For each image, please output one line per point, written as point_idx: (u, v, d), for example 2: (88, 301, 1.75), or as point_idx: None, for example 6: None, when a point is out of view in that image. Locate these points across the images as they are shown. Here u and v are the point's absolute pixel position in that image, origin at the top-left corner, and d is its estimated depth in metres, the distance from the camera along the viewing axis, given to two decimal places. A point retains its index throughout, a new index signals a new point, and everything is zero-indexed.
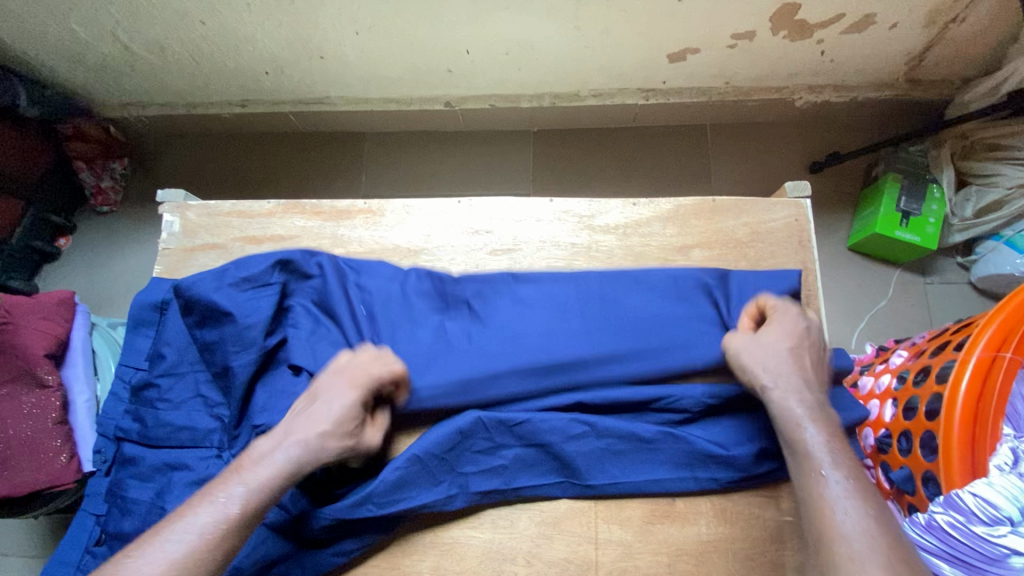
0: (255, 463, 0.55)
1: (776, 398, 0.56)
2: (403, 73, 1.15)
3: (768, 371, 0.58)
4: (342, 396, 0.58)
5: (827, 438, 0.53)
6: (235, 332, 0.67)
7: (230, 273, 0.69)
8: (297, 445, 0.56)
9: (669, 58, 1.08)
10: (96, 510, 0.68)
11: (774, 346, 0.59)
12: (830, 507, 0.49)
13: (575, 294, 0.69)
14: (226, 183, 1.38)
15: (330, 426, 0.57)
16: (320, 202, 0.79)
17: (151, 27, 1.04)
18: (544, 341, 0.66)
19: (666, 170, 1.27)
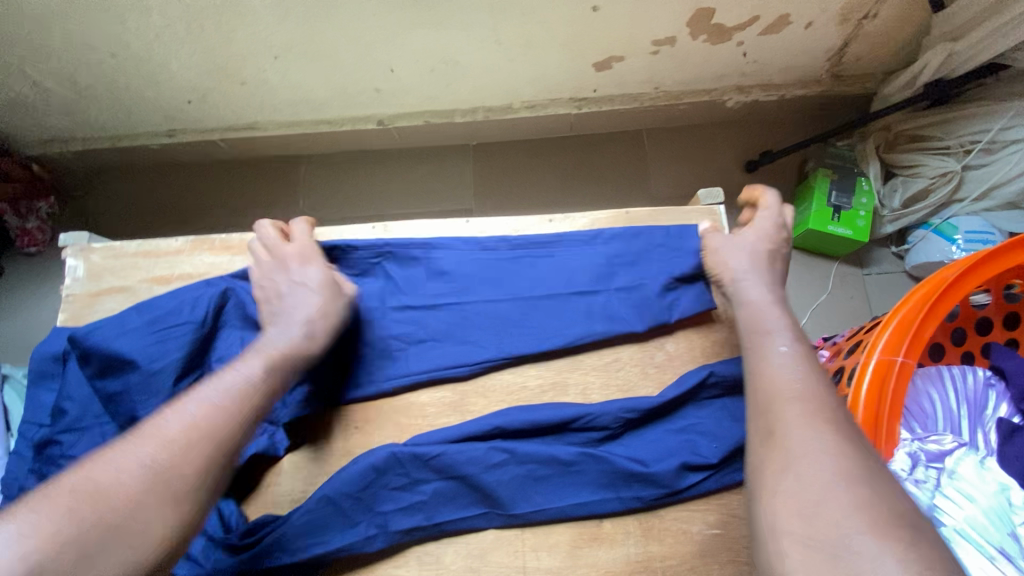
0: (276, 342, 0.59)
1: (744, 284, 0.61)
2: (328, 95, 1.12)
3: (734, 264, 0.63)
4: (307, 269, 0.65)
5: (786, 323, 0.56)
6: (140, 379, 0.63)
7: (129, 317, 0.66)
8: (306, 320, 0.61)
9: (596, 67, 1.08)
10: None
11: (746, 243, 0.64)
12: (784, 370, 0.51)
13: (487, 262, 0.72)
14: (161, 217, 1.33)
15: (321, 296, 0.63)
16: (229, 236, 0.76)
17: (58, 62, 1.00)
18: (460, 323, 0.69)
19: (607, 178, 1.27)
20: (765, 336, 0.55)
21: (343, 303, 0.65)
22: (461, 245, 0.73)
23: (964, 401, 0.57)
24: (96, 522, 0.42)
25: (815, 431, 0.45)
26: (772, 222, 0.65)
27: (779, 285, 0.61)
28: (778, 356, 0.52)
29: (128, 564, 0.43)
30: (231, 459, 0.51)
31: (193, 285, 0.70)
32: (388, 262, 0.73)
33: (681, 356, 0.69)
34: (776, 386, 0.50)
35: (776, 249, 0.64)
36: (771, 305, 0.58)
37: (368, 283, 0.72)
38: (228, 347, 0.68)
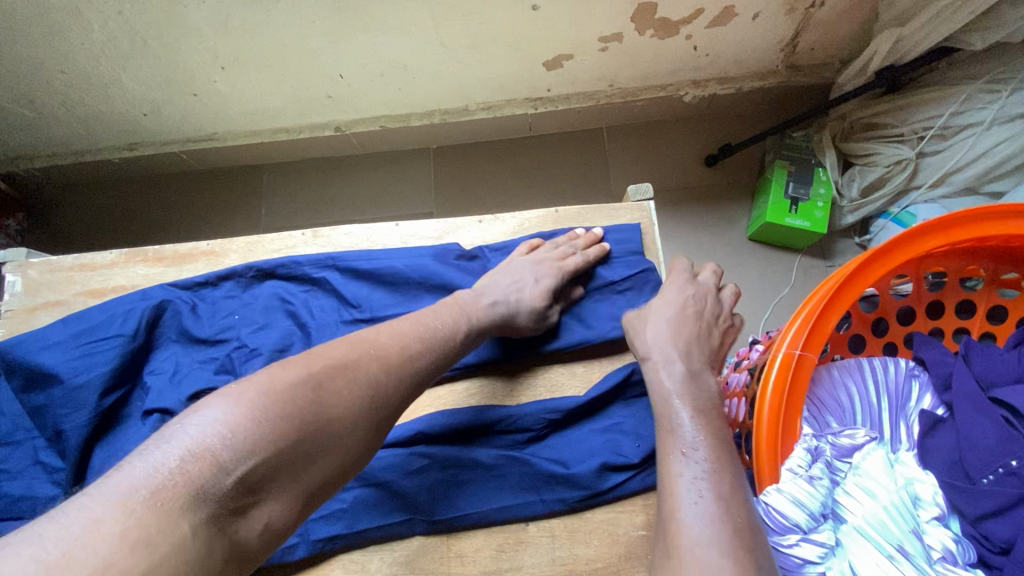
0: (474, 307, 0.63)
1: (655, 372, 0.60)
2: (283, 104, 1.13)
3: (651, 344, 0.62)
4: (543, 276, 0.67)
5: (692, 418, 0.55)
6: (65, 393, 0.63)
7: (57, 330, 0.67)
8: (498, 309, 0.64)
9: (546, 66, 1.07)
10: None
11: (657, 318, 0.63)
12: (683, 481, 0.51)
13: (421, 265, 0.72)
14: (129, 231, 1.34)
15: (524, 304, 0.65)
16: (162, 247, 0.75)
17: (9, 79, 1.01)
18: None
19: (569, 176, 1.26)
20: (675, 439, 0.55)
21: (534, 319, 0.66)
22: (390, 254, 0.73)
23: (885, 393, 0.61)
24: (302, 438, 0.45)
25: (703, 551, 0.46)
26: (676, 293, 0.66)
27: (698, 368, 0.60)
28: (686, 463, 0.52)
29: (334, 471, 0.48)
30: (393, 417, 0.53)
31: (130, 298, 0.70)
32: (328, 274, 0.72)
33: (610, 356, 0.68)
34: (674, 499, 0.50)
35: (699, 320, 0.64)
36: (677, 397, 0.57)
37: (318, 299, 0.72)
38: (160, 363, 0.68)
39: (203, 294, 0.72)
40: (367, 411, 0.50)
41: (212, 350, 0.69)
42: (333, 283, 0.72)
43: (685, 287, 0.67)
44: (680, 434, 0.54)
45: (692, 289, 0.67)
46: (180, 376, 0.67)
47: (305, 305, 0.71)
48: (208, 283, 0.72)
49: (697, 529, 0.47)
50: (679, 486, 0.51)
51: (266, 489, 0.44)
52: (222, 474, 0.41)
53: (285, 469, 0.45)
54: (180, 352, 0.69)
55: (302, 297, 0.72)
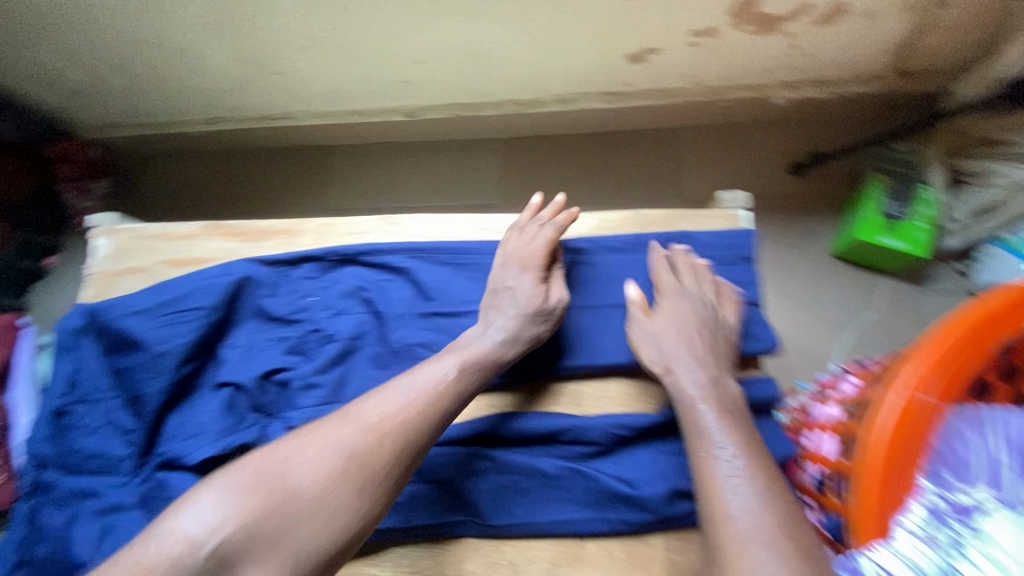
0: (470, 345, 0.60)
1: (671, 376, 0.59)
2: (359, 86, 1.13)
3: (665, 351, 0.60)
4: (522, 280, 0.64)
5: (720, 422, 0.54)
6: (147, 358, 0.66)
7: (141, 299, 0.69)
8: (501, 332, 0.61)
9: (630, 60, 1.02)
10: (16, 536, 0.67)
11: (659, 330, 0.61)
12: (724, 487, 0.50)
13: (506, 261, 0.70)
14: (203, 201, 1.39)
15: (518, 311, 0.62)
16: (240, 222, 0.77)
17: (108, 50, 1.05)
18: None
19: (640, 176, 1.21)
20: (702, 444, 0.53)
21: (543, 320, 0.62)
22: (474, 249, 0.72)
23: (1006, 445, 0.55)
24: (268, 514, 0.49)
25: (756, 556, 0.45)
26: (678, 301, 0.63)
27: (716, 370, 0.59)
28: (722, 469, 0.51)
29: (320, 541, 0.49)
30: (385, 478, 0.52)
31: (222, 271, 0.70)
32: (413, 263, 0.71)
33: None
34: (715, 505, 0.49)
35: (706, 328, 0.61)
36: (699, 401, 0.56)
37: (397, 288, 0.70)
38: (237, 344, 0.68)
39: (287, 274, 0.72)
40: (347, 477, 0.51)
41: (286, 328, 0.69)
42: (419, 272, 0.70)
43: (677, 299, 0.63)
44: (713, 439, 0.53)
45: (693, 295, 0.63)
46: (255, 353, 0.67)
47: (388, 292, 0.70)
48: (294, 263, 0.72)
49: (744, 534, 0.47)
50: (719, 492, 0.50)
51: (240, 564, 0.47)
52: (193, 551, 0.46)
53: (258, 544, 0.48)
54: (257, 331, 0.69)
55: (380, 283, 0.71)
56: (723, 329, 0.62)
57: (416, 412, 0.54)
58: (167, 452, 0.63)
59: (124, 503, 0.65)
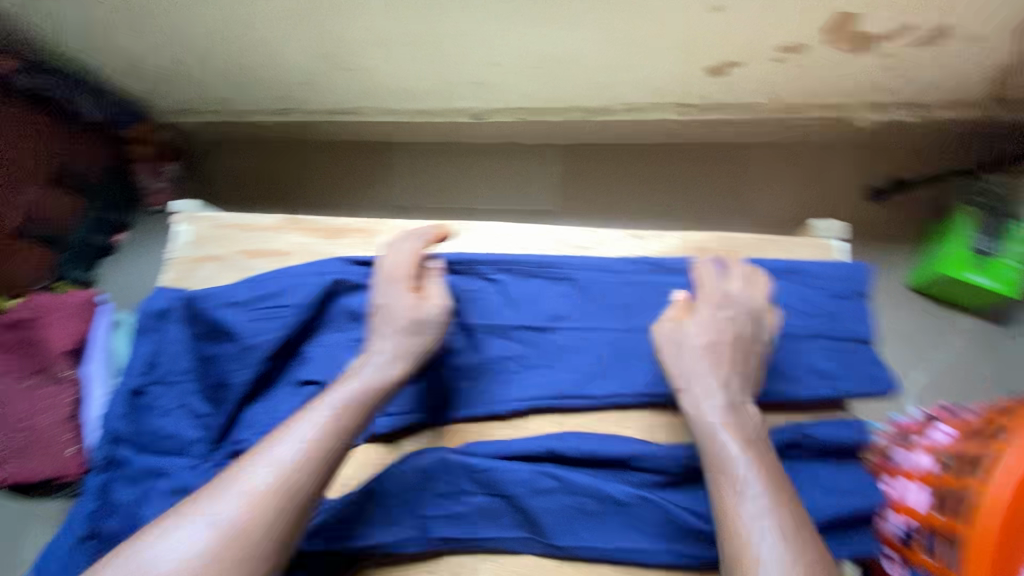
0: (356, 373, 0.60)
1: (691, 398, 0.56)
2: (429, 86, 1.14)
3: (686, 367, 0.57)
4: (400, 295, 0.63)
5: (743, 453, 0.52)
6: (238, 350, 0.69)
7: (238, 291, 0.71)
8: (386, 354, 0.61)
9: (709, 72, 0.99)
10: (89, 505, 0.70)
11: (687, 340, 0.58)
12: (750, 527, 0.48)
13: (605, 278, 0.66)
14: (267, 189, 1.42)
15: (399, 327, 0.61)
16: (318, 219, 0.78)
17: (194, 40, 1.09)
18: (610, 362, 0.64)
19: (705, 192, 1.19)
20: (726, 477, 0.51)
21: (422, 333, 0.62)
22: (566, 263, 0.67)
23: None
24: None
25: None
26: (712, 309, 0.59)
27: (736, 394, 0.56)
28: (743, 506, 0.49)
29: None
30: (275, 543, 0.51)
31: (317, 269, 0.71)
32: (501, 273, 0.68)
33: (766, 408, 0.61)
34: (743, 545, 0.48)
35: (740, 341, 0.58)
36: (722, 430, 0.53)
37: (483, 298, 0.68)
38: (324, 344, 0.70)
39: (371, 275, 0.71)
40: (234, 551, 0.50)
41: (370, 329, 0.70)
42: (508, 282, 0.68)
43: (720, 308, 0.59)
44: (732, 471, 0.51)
45: (730, 305, 0.59)
46: (336, 353, 0.69)
47: (471, 300, 0.68)
48: (377, 264, 0.71)
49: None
50: (745, 533, 0.48)
51: None
52: None
53: None
54: (342, 331, 0.70)
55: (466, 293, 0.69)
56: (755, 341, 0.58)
57: (299, 471, 0.54)
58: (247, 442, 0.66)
59: (187, 485, 0.67)
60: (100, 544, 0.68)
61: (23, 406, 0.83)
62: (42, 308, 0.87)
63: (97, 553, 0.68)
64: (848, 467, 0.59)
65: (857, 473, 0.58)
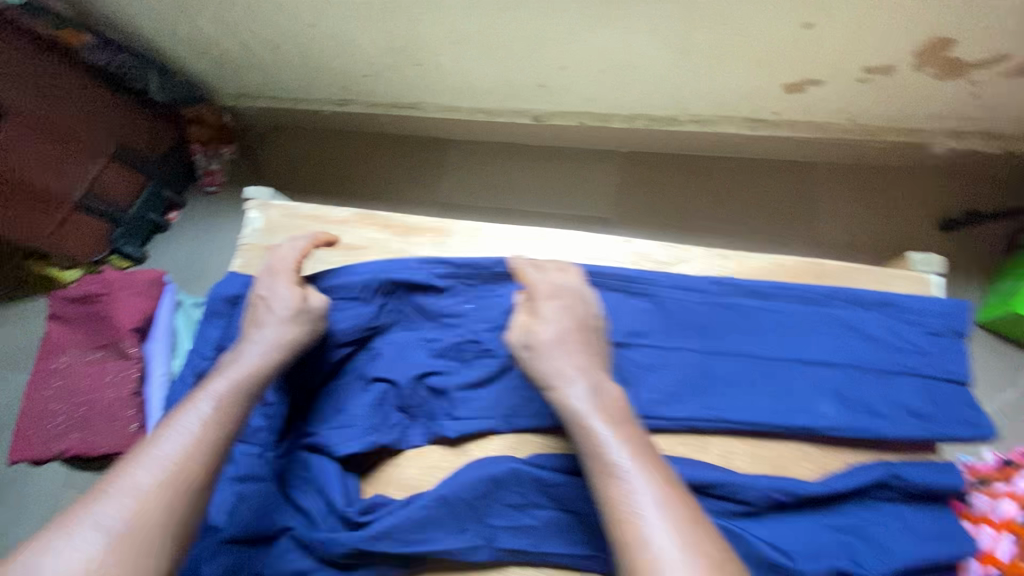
0: (238, 351, 0.62)
1: (555, 391, 0.55)
2: (495, 86, 1.13)
3: (549, 362, 0.56)
4: (281, 287, 0.67)
5: (618, 437, 0.50)
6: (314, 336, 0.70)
7: (312, 281, 0.73)
8: (265, 338, 0.63)
9: (786, 89, 0.97)
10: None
11: (538, 338, 0.58)
12: (647, 516, 0.45)
13: (686, 296, 0.64)
14: (318, 177, 1.43)
15: (283, 314, 0.65)
16: (391, 215, 0.78)
17: (267, 27, 1.10)
18: (690, 384, 0.61)
19: (765, 209, 1.16)
20: (607, 466, 0.49)
21: (305, 319, 0.66)
22: (647, 279, 0.66)
23: None
24: None
25: None
26: (560, 309, 0.60)
27: (603, 381, 0.55)
28: (643, 510, 0.45)
29: None
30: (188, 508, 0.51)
31: (393, 265, 0.72)
32: (578, 284, 0.67)
33: (850, 443, 0.59)
34: (642, 535, 0.44)
35: (583, 327, 0.59)
36: (591, 418, 0.52)
37: None
38: (393, 339, 0.70)
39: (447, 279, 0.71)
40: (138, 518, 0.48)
41: (439, 329, 0.70)
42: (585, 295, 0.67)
43: (561, 302, 0.61)
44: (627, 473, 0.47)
45: (565, 295, 0.61)
46: (409, 353, 0.69)
47: None
48: (453, 266, 0.71)
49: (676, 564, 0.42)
50: (642, 522, 0.45)
51: None
52: None
53: None
54: (411, 330, 0.70)
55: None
56: (600, 335, 0.60)
57: (181, 458, 0.52)
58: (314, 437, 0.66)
59: (258, 475, 0.66)
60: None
61: (91, 378, 0.84)
62: (109, 283, 0.88)
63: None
64: (940, 514, 0.56)
65: (950, 522, 0.56)
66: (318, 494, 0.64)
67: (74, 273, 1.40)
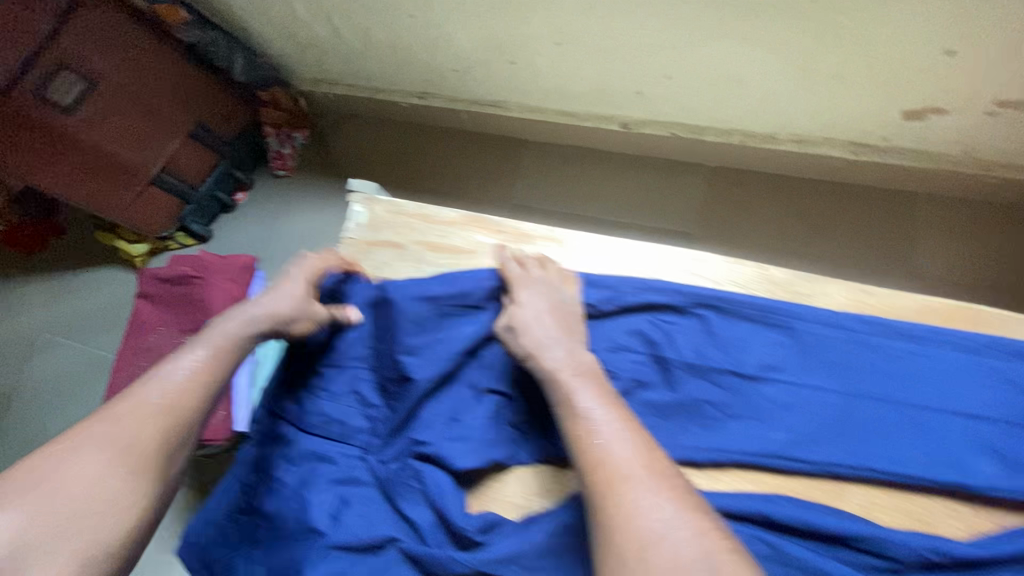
0: (228, 314, 0.66)
1: (535, 359, 0.58)
2: (589, 90, 1.10)
3: (530, 338, 0.59)
4: (292, 288, 0.69)
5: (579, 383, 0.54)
6: (430, 343, 0.68)
7: (433, 286, 0.70)
8: (261, 315, 0.66)
9: (903, 115, 0.93)
10: (241, 478, 0.70)
11: (519, 318, 0.61)
12: (613, 448, 0.48)
13: (828, 333, 0.61)
14: (387, 168, 1.41)
15: (286, 305, 0.67)
16: (503, 221, 0.76)
17: (362, 15, 1.08)
18: (829, 425, 0.58)
19: (858, 238, 1.12)
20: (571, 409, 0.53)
21: (303, 313, 0.68)
22: (788, 310, 0.63)
23: None
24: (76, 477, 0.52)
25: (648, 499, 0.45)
26: (539, 291, 0.63)
27: (573, 346, 0.58)
28: (609, 445, 0.49)
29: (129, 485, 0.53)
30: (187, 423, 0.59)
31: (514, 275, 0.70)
32: (709, 310, 0.64)
33: (1002, 505, 0.56)
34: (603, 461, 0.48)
35: (561, 310, 0.62)
36: (558, 372, 0.55)
37: (685, 332, 0.64)
38: (498, 354, 0.67)
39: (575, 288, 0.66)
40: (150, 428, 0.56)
41: None
42: (716, 320, 0.63)
43: (540, 291, 0.63)
44: (597, 433, 0.49)
45: (541, 283, 0.65)
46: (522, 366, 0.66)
47: (675, 333, 0.64)
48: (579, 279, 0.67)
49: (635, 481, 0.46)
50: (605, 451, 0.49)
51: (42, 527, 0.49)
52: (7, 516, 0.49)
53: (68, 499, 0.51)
54: None
55: (666, 327, 0.64)
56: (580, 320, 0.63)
57: (175, 394, 0.59)
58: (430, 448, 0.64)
59: (359, 479, 0.66)
60: (252, 523, 0.67)
61: None
62: (201, 266, 0.88)
63: (248, 530, 0.66)
64: None
65: None
66: (428, 505, 0.63)
67: (141, 246, 1.41)
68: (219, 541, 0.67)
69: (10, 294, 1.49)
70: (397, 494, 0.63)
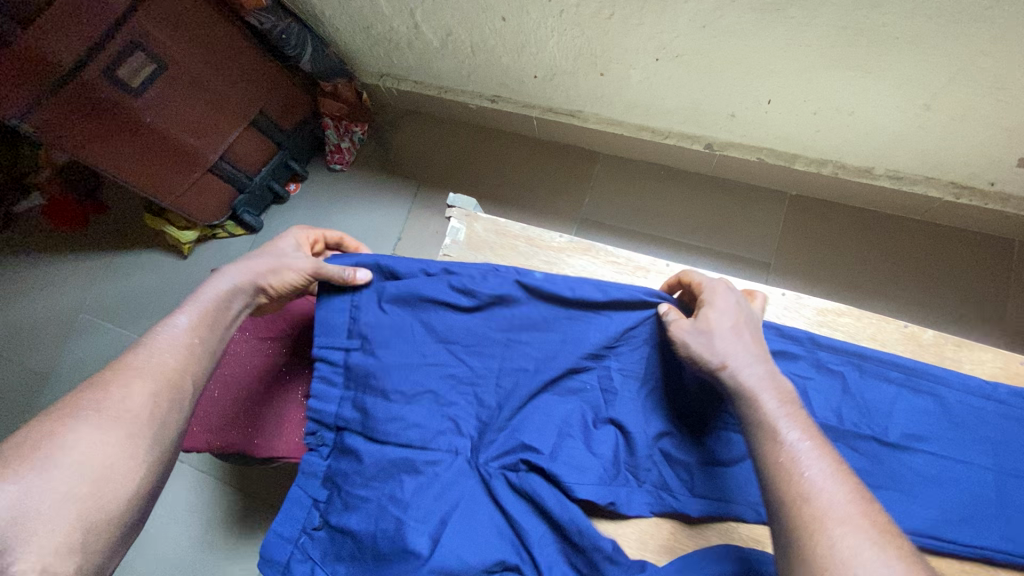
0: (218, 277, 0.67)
1: (731, 369, 0.56)
2: (679, 109, 1.06)
3: (722, 346, 0.58)
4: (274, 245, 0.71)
5: (777, 405, 0.53)
6: (545, 352, 0.69)
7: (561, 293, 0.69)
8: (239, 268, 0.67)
9: (1020, 161, 0.89)
10: (313, 493, 0.67)
11: (716, 325, 0.59)
12: (816, 481, 0.48)
13: (973, 404, 0.59)
14: (448, 170, 1.37)
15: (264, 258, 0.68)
16: (617, 251, 0.78)
17: (449, 14, 1.02)
18: (977, 502, 0.55)
19: (945, 282, 1.08)
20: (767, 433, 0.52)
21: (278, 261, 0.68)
22: (938, 377, 0.60)
23: None
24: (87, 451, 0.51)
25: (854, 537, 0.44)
26: (727, 300, 0.62)
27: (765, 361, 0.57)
28: (812, 474, 0.48)
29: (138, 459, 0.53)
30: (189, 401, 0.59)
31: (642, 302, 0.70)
32: (848, 369, 0.61)
33: None
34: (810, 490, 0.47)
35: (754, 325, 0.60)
36: (760, 389, 0.55)
37: (822, 390, 0.60)
38: (621, 379, 0.69)
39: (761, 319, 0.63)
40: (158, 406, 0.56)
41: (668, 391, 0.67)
42: (856, 377, 0.60)
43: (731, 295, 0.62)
44: (800, 460, 0.49)
45: (731, 292, 0.63)
46: (640, 400, 0.68)
47: (811, 390, 0.60)
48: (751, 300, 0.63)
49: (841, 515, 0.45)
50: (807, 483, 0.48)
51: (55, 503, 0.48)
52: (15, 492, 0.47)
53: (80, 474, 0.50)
54: (639, 369, 0.68)
55: (803, 383, 0.60)
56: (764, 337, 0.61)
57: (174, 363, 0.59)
58: (547, 467, 0.64)
59: (444, 477, 0.65)
60: (335, 539, 0.64)
61: (260, 371, 0.80)
62: None
63: (331, 547, 0.64)
64: None
65: None
66: (539, 517, 0.64)
67: (190, 234, 1.36)
68: (301, 558, 0.65)
69: (43, 273, 1.44)
70: (508, 505, 0.64)
